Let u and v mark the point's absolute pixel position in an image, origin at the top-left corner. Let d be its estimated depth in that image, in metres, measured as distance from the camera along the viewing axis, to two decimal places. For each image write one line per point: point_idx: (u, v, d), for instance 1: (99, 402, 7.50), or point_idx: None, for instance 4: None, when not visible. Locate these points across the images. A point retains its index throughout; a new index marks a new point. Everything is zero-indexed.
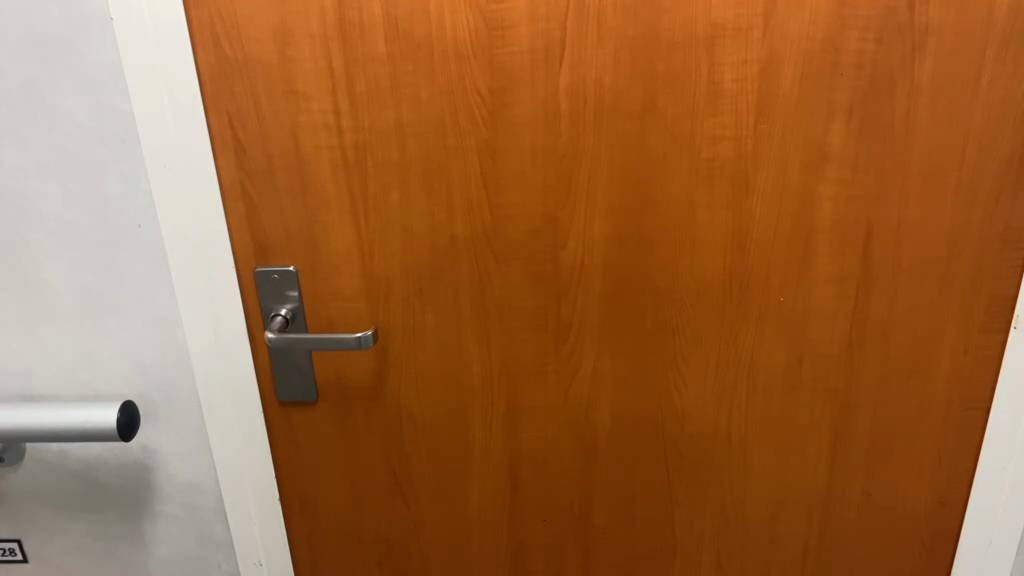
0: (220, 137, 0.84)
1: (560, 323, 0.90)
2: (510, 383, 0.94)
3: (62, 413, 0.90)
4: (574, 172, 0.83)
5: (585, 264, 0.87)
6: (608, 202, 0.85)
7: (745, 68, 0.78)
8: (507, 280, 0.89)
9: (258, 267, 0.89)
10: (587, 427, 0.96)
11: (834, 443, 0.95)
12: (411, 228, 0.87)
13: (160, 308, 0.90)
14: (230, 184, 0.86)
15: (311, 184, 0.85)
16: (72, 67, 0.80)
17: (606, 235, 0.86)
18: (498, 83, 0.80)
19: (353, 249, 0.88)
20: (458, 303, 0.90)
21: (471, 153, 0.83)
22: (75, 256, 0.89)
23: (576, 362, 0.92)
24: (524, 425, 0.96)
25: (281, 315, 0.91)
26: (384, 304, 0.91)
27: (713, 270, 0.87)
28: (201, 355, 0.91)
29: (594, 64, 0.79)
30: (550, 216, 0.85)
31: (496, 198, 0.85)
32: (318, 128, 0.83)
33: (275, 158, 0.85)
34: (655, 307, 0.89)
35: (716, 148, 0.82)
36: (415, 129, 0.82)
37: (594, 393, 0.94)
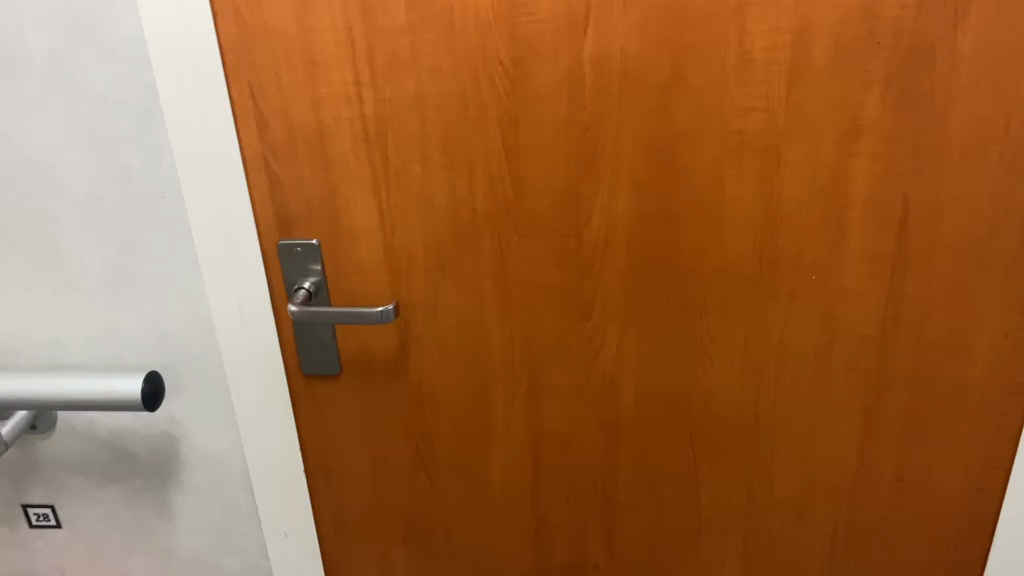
0: (242, 108, 0.83)
1: (583, 300, 0.89)
2: (533, 360, 0.93)
3: (89, 384, 0.91)
4: (598, 146, 0.81)
5: (609, 241, 0.85)
6: (633, 176, 0.82)
7: (778, 37, 0.75)
8: (529, 255, 0.87)
9: (281, 240, 0.89)
10: (611, 406, 0.94)
11: (865, 426, 0.93)
12: (432, 201, 0.85)
13: (185, 278, 0.91)
14: (251, 156, 0.85)
15: (333, 157, 0.84)
16: (97, 39, 0.81)
17: (630, 211, 0.84)
18: (520, 53, 0.78)
19: (374, 223, 0.87)
20: (479, 278, 0.89)
21: (493, 125, 0.81)
22: (101, 227, 0.90)
23: (599, 340, 0.91)
24: (546, 403, 0.95)
25: (304, 289, 0.90)
26: (405, 278, 0.90)
27: (741, 247, 0.84)
28: (227, 328, 0.92)
29: (620, 33, 0.76)
30: (573, 191, 0.84)
31: (517, 173, 0.83)
32: (340, 100, 0.82)
33: (296, 130, 0.84)
34: (680, 285, 0.87)
35: (746, 120, 0.79)
36: (437, 101, 0.81)
37: (618, 372, 0.92)
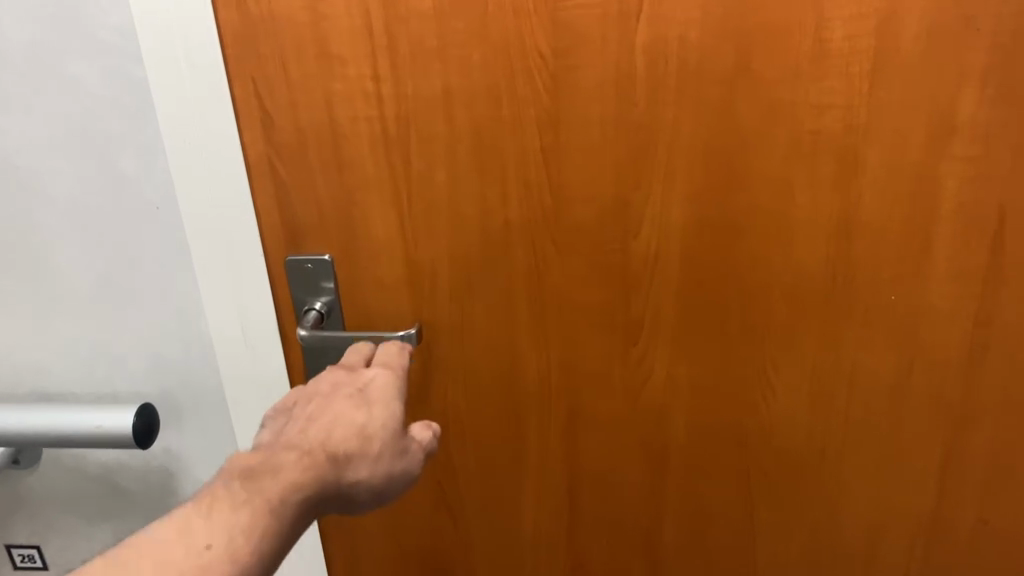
0: (245, 107, 0.73)
1: (629, 322, 0.79)
2: (571, 388, 0.83)
3: (76, 417, 0.81)
4: (651, 148, 0.71)
5: (660, 255, 0.75)
6: (689, 182, 0.72)
7: (861, 22, 0.65)
8: (568, 271, 0.77)
9: (289, 256, 0.79)
10: (658, 439, 0.84)
11: (946, 464, 0.82)
12: (460, 211, 0.75)
13: (183, 297, 0.82)
14: (255, 160, 0.75)
15: (347, 162, 0.74)
16: (81, 29, 0.71)
17: (685, 222, 0.74)
18: (563, 42, 0.68)
19: (393, 236, 0.77)
20: (511, 296, 0.79)
21: (530, 125, 0.71)
22: (89, 241, 0.81)
23: (646, 367, 0.81)
24: (586, 435, 0.85)
25: (314, 310, 0.80)
26: (429, 298, 0.80)
27: (810, 262, 0.74)
28: (229, 353, 0.83)
29: (678, 19, 0.66)
30: (620, 199, 0.74)
31: (557, 179, 0.73)
32: (355, 97, 0.71)
33: (307, 131, 0.73)
34: (741, 304, 0.77)
35: (821, 118, 0.69)
36: (466, 98, 0.71)
37: (668, 401, 0.82)
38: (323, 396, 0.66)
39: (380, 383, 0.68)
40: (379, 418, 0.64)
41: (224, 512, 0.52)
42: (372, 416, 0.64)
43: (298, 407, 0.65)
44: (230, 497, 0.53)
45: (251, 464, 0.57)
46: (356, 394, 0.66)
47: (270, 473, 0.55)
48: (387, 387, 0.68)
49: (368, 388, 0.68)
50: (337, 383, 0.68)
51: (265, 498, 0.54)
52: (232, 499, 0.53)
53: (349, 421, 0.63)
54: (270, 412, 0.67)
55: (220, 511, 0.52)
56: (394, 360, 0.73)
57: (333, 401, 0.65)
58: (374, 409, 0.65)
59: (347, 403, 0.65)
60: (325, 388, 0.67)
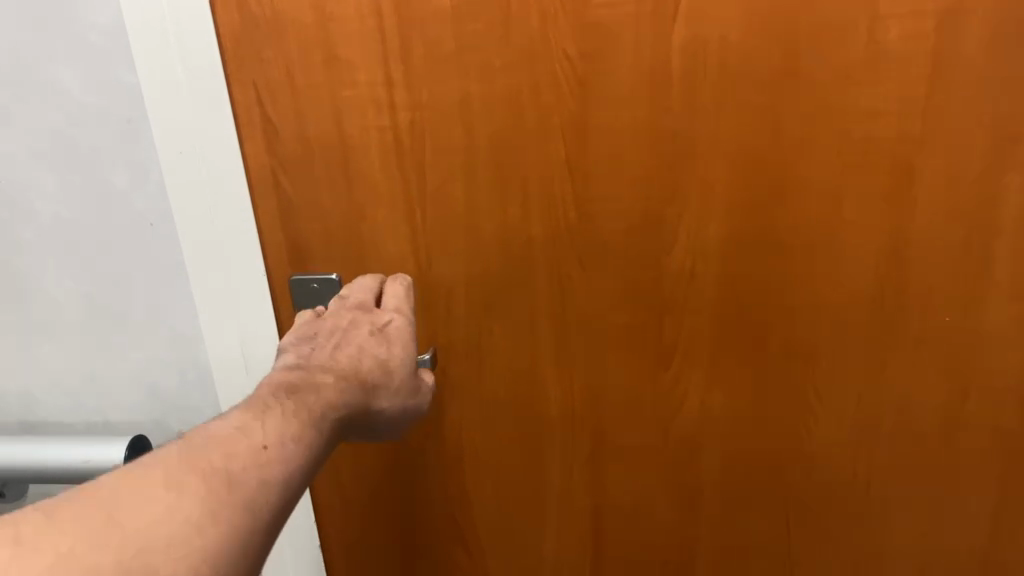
0: (246, 115, 0.67)
1: (660, 346, 0.73)
2: (597, 417, 0.77)
3: (63, 449, 0.76)
4: (686, 158, 0.66)
5: (695, 274, 0.70)
6: (727, 195, 0.67)
7: (919, 21, 0.60)
8: (596, 293, 0.71)
9: (293, 274, 0.73)
10: (689, 468, 0.78)
11: (1002, 500, 0.76)
12: (478, 227, 0.70)
13: (178, 320, 0.76)
14: (258, 173, 0.69)
15: (356, 175, 0.69)
16: (69, 32, 0.66)
17: (723, 238, 0.68)
18: (592, 44, 0.62)
19: (405, 255, 0.72)
20: (533, 320, 0.73)
21: (555, 134, 0.66)
22: (77, 260, 0.75)
23: (679, 394, 0.75)
24: (611, 466, 0.79)
25: None
26: (444, 320, 0.74)
27: (858, 282, 0.69)
28: (229, 378, 0.77)
29: (718, 19, 0.61)
30: (652, 214, 0.68)
31: (584, 193, 0.68)
32: (366, 105, 0.66)
33: (313, 141, 0.68)
34: (783, 327, 0.71)
35: (872, 126, 0.63)
36: (486, 105, 0.65)
37: (702, 430, 0.77)
38: (344, 328, 0.63)
39: (399, 323, 0.66)
40: (400, 359, 0.63)
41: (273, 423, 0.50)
42: (393, 353, 0.63)
43: (320, 332, 0.63)
44: (280, 408, 0.52)
45: (288, 382, 0.55)
46: (379, 329, 0.64)
47: (311, 393, 0.54)
48: (406, 331, 0.66)
49: (387, 328, 0.65)
50: (355, 318, 0.65)
51: (309, 412, 0.53)
52: (282, 409, 0.52)
53: (373, 354, 0.62)
54: (285, 334, 0.64)
55: (273, 418, 0.50)
56: (403, 301, 0.68)
57: (357, 332, 0.63)
58: (395, 350, 0.64)
59: (372, 335, 0.63)
60: (342, 322, 0.64)
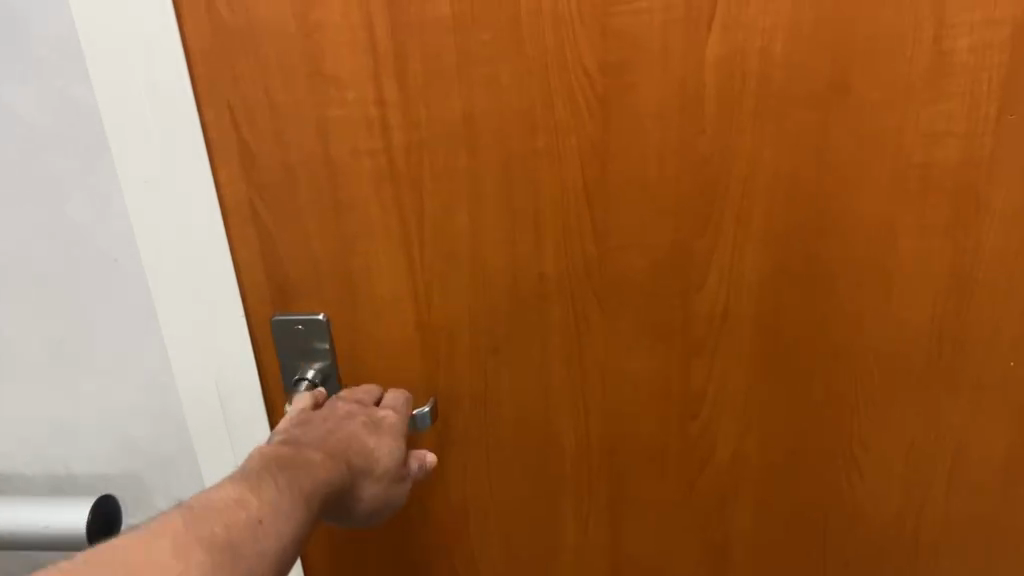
0: (220, 138, 0.59)
1: (688, 393, 0.65)
2: (617, 470, 0.69)
3: (18, 512, 0.67)
4: (721, 186, 0.58)
5: (728, 313, 0.62)
6: (767, 226, 0.59)
7: (993, 30, 0.52)
8: (615, 334, 0.64)
9: (276, 313, 0.65)
10: (719, 526, 0.70)
11: None
12: (484, 263, 0.62)
13: (148, 363, 0.68)
14: (234, 204, 0.61)
15: (345, 206, 0.60)
16: (15, 44, 0.58)
17: (761, 275, 0.61)
18: (616, 57, 0.54)
19: (401, 293, 0.63)
20: (545, 365, 0.65)
21: (572, 158, 0.58)
22: (34, 299, 0.67)
23: (709, 445, 0.67)
24: (632, 522, 0.71)
25: (307, 379, 0.66)
26: (445, 366, 0.66)
27: (913, 322, 0.61)
28: (206, 430, 0.69)
29: (761, 28, 0.53)
30: (682, 248, 0.60)
31: (604, 224, 0.60)
32: (356, 127, 0.58)
33: (296, 167, 0.60)
34: (826, 372, 0.63)
35: (935, 149, 0.55)
36: (493, 126, 0.57)
37: (733, 485, 0.69)
38: (339, 416, 0.58)
39: (395, 418, 0.61)
40: (388, 456, 0.58)
41: (267, 500, 0.45)
42: (381, 448, 0.58)
43: (312, 420, 0.58)
44: (276, 481, 0.47)
45: (282, 457, 0.50)
46: (375, 421, 0.59)
47: (304, 473, 0.49)
48: (399, 429, 0.60)
49: (381, 423, 0.60)
50: (351, 410, 0.59)
51: (302, 488, 0.48)
52: (277, 482, 0.47)
53: (367, 446, 0.57)
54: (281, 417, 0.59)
55: (268, 491, 0.46)
56: (402, 404, 0.63)
57: (352, 421, 0.58)
58: (384, 446, 0.58)
59: (366, 427, 0.58)
60: (336, 413, 0.59)
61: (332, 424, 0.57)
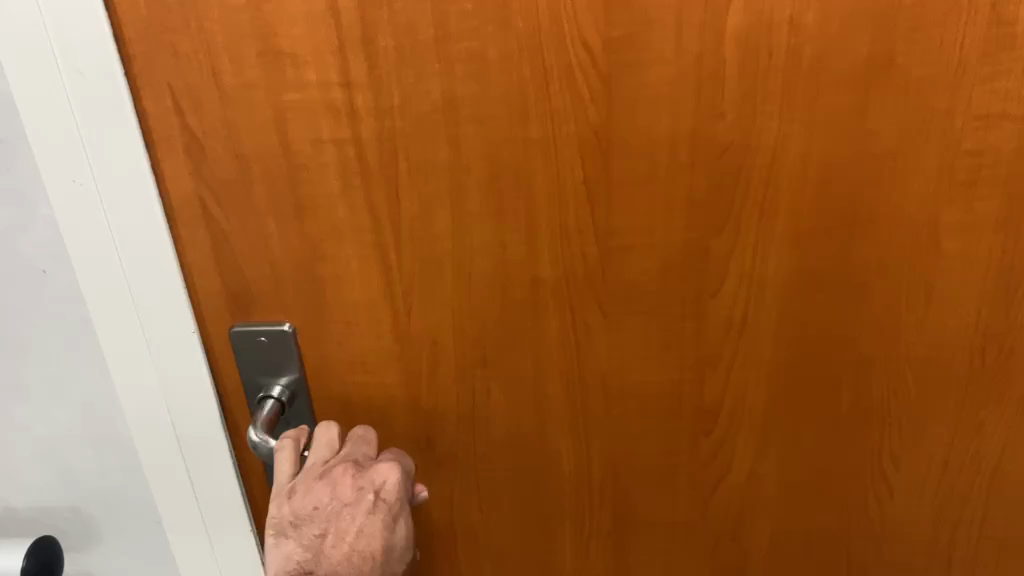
0: (160, 124, 0.51)
1: (700, 407, 0.58)
2: (620, 490, 0.62)
3: None
4: (741, 178, 0.50)
5: (747, 320, 0.55)
6: (793, 223, 0.51)
7: None
8: (619, 345, 0.56)
9: (233, 326, 0.57)
10: (733, 547, 0.64)
11: None
12: (471, 265, 0.54)
13: (91, 384, 0.60)
14: (181, 200, 0.53)
15: (309, 204, 0.53)
16: None
17: (785, 278, 0.53)
18: (620, 30, 0.47)
19: (376, 301, 0.56)
20: (539, 378, 0.58)
21: (569, 148, 0.50)
22: None
23: (722, 463, 0.60)
24: (637, 543, 0.65)
25: (272, 398, 0.58)
26: (429, 378, 0.59)
27: (954, 329, 0.54)
28: (158, 457, 0.61)
29: None
30: (695, 247, 0.53)
31: (606, 224, 0.52)
32: (318, 113, 0.50)
33: (249, 160, 0.51)
34: (855, 383, 0.57)
35: (987, 133, 0.48)
36: (478, 112, 0.49)
37: (748, 505, 0.62)
38: (347, 504, 0.54)
39: (400, 482, 0.56)
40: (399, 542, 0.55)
41: None
42: (393, 536, 0.55)
43: (320, 507, 0.53)
44: None
45: None
46: (383, 497, 0.54)
47: None
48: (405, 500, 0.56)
49: (390, 496, 0.55)
50: (359, 485, 0.54)
51: None
52: None
53: (378, 541, 0.54)
54: (278, 484, 0.54)
55: None
56: (405, 463, 0.58)
57: (361, 509, 0.54)
58: (396, 532, 0.55)
59: (376, 513, 0.54)
60: (344, 490, 0.54)
61: (340, 518, 0.54)
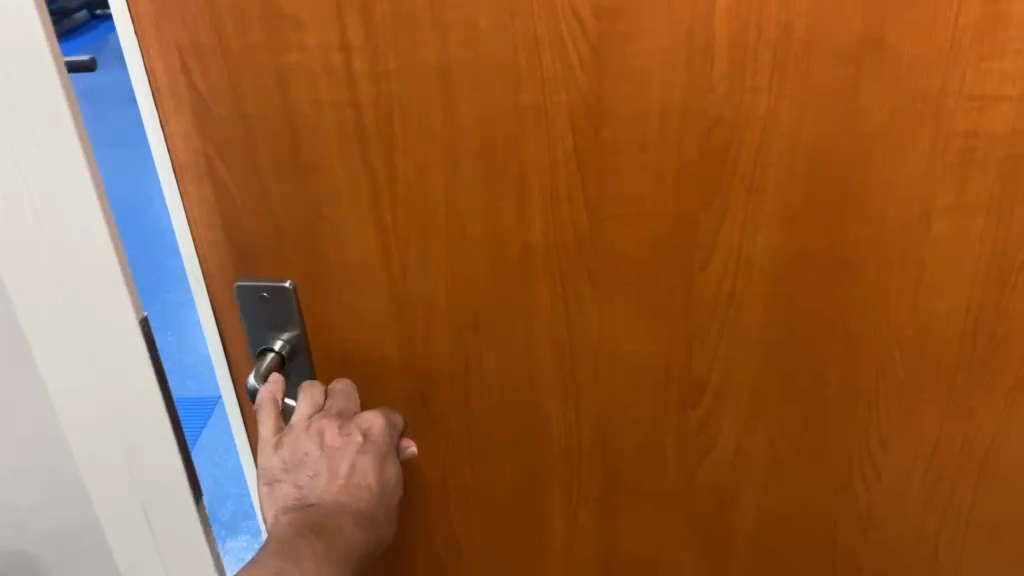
0: (168, 83, 0.53)
1: (688, 381, 0.59)
2: (609, 459, 0.63)
3: None
4: (729, 152, 0.51)
5: (735, 295, 0.55)
6: (782, 200, 0.52)
7: None
8: (608, 315, 0.57)
9: (237, 281, 0.59)
10: (721, 521, 0.65)
11: None
12: (464, 231, 0.55)
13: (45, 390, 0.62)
14: (188, 156, 0.55)
15: (309, 164, 0.54)
16: None
17: (773, 254, 0.53)
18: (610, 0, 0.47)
19: (373, 263, 0.57)
20: (530, 344, 0.59)
21: (559, 117, 0.51)
22: None
23: (710, 437, 0.61)
24: (626, 512, 0.66)
25: (273, 351, 0.61)
26: (423, 340, 0.60)
27: (945, 312, 0.54)
28: (110, 463, 0.63)
29: None
30: (683, 221, 0.53)
31: (596, 195, 0.53)
32: (317, 75, 0.51)
33: (253, 119, 0.53)
34: (844, 363, 0.57)
35: (980, 115, 0.48)
36: (471, 79, 0.50)
37: (736, 479, 0.63)
38: (336, 448, 0.58)
39: (383, 426, 0.61)
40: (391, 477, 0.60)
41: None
42: (385, 471, 0.59)
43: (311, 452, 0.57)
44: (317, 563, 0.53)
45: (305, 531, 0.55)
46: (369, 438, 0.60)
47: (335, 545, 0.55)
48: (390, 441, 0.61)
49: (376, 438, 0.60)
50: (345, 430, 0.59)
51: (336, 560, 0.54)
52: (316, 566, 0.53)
53: (372, 476, 0.58)
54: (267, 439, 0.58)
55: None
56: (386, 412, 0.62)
57: (350, 449, 0.58)
58: (387, 468, 0.60)
59: (365, 452, 0.59)
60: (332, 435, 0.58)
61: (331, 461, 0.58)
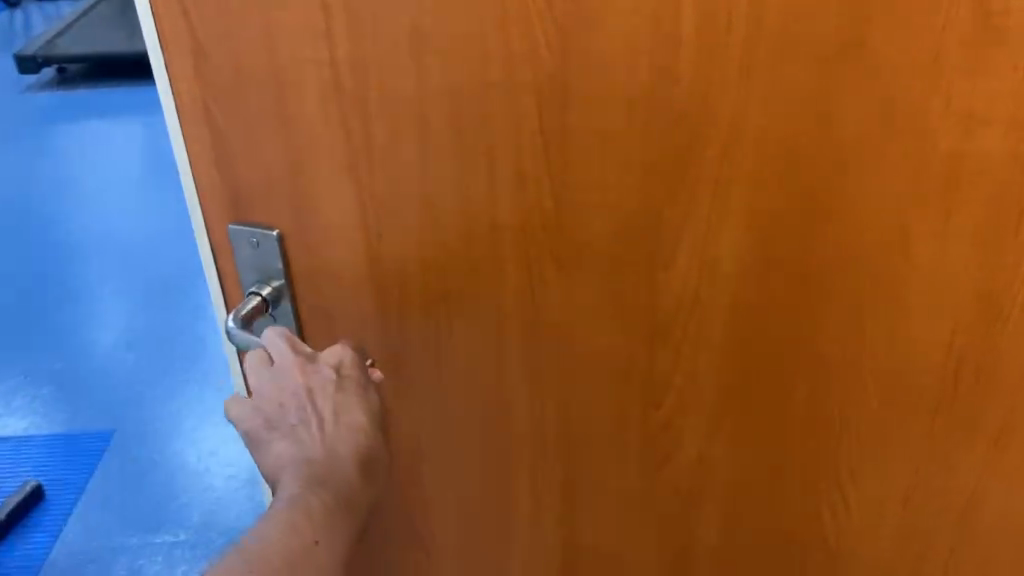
0: (172, 30, 0.54)
1: (652, 377, 0.57)
2: (573, 443, 0.63)
3: None
4: (697, 146, 0.48)
5: (700, 295, 0.53)
6: (752, 202, 0.49)
7: None
8: (574, 299, 0.56)
9: (231, 224, 0.61)
10: (683, 522, 0.63)
11: None
12: (435, 199, 0.55)
13: None
14: (189, 102, 0.57)
15: (293, 118, 0.55)
16: None
17: (742, 258, 0.51)
18: None
19: (350, 221, 0.58)
20: (498, 319, 0.59)
21: (528, 93, 0.50)
22: None
23: (673, 436, 0.59)
24: (589, 500, 0.65)
25: (257, 296, 0.62)
26: (398, 302, 0.61)
27: (922, 345, 0.50)
28: None
29: None
30: (650, 213, 0.51)
31: (561, 175, 0.52)
32: (301, 31, 0.52)
33: (245, 69, 0.54)
34: (813, 381, 0.53)
35: (969, 134, 0.43)
36: (442, 48, 0.50)
37: (699, 483, 0.61)
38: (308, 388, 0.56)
39: (350, 361, 0.59)
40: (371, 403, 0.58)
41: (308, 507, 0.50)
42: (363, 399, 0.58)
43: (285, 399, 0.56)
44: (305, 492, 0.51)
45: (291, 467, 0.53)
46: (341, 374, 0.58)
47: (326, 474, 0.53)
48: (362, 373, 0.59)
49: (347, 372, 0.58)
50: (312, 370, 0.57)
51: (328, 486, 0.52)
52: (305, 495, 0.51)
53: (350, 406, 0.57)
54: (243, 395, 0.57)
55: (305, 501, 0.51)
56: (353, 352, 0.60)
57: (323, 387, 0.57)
58: (364, 397, 0.58)
59: (338, 387, 0.57)
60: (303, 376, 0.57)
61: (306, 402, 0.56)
